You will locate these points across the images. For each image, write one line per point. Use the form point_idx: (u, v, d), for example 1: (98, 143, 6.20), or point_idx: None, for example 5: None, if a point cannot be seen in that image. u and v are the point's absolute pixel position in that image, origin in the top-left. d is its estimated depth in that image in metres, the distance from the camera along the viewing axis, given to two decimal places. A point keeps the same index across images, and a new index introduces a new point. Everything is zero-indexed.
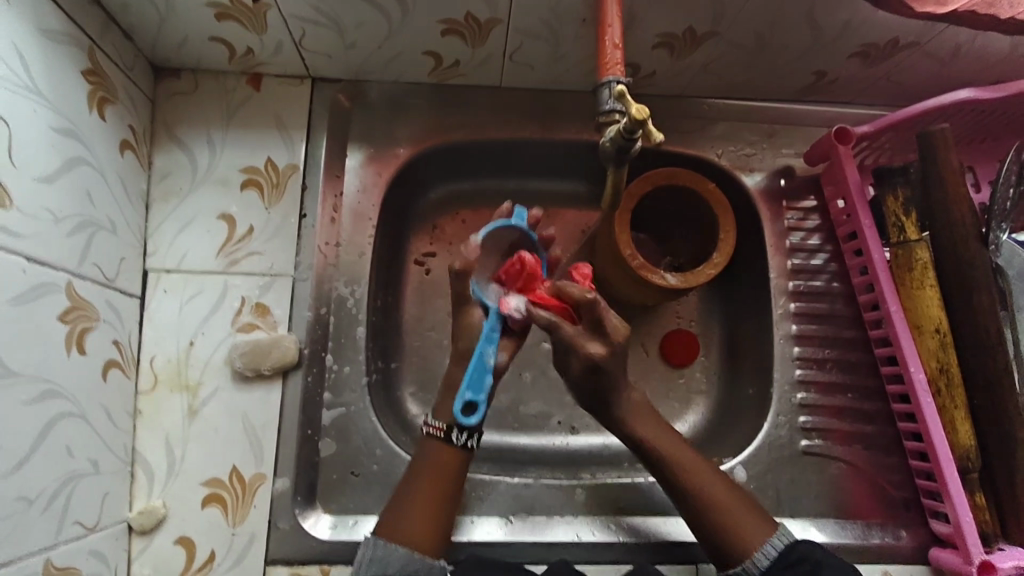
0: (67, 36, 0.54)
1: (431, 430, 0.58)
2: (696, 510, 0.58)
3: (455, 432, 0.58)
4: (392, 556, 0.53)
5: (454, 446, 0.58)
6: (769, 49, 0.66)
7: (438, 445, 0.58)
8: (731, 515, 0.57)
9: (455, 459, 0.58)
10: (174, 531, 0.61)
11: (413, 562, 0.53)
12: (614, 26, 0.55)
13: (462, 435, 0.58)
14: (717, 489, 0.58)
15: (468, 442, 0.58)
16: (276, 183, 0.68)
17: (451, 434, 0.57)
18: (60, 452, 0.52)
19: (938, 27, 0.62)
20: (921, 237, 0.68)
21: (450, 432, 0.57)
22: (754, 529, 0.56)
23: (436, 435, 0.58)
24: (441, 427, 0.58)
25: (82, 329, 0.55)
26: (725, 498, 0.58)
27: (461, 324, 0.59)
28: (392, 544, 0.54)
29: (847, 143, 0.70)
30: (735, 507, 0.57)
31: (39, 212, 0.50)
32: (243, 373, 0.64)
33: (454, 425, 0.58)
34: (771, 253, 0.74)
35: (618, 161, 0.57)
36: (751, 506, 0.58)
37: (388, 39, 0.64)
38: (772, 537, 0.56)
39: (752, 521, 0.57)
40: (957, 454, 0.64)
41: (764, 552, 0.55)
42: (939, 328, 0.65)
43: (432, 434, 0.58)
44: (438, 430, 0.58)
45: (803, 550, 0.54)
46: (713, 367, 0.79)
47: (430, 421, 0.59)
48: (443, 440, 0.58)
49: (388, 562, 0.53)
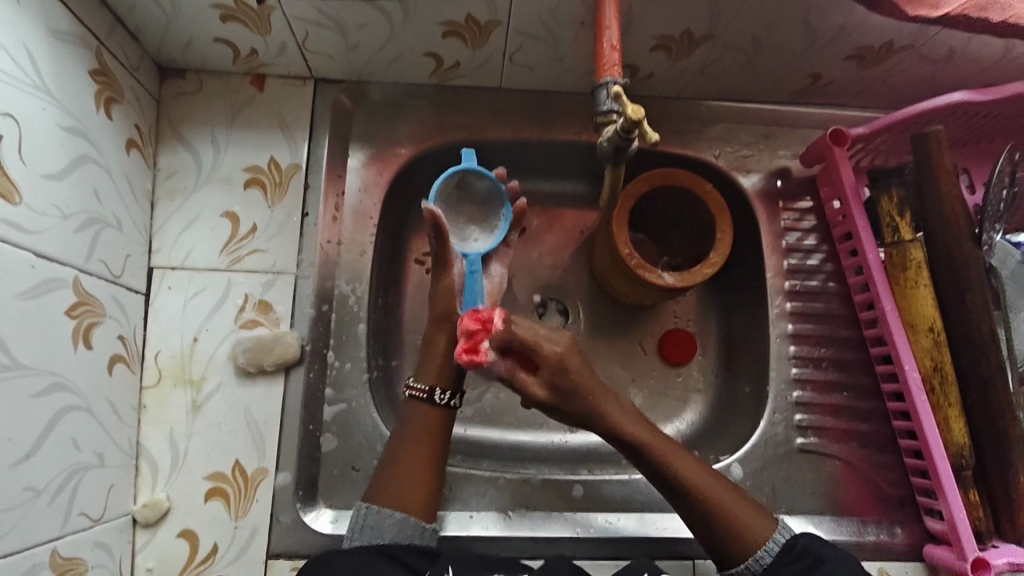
0: (75, 37, 0.55)
1: (414, 393, 0.62)
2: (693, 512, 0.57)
3: (437, 391, 0.61)
4: (386, 524, 0.56)
5: (437, 405, 0.61)
6: (765, 51, 0.67)
7: (432, 422, 0.61)
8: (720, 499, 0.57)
9: (441, 423, 0.61)
10: (177, 523, 0.62)
11: (407, 528, 0.56)
12: (612, 28, 0.56)
13: (445, 394, 0.61)
14: (702, 473, 0.58)
15: (451, 401, 0.62)
16: (279, 182, 0.69)
17: (433, 394, 0.61)
18: (67, 445, 0.53)
19: (932, 30, 0.63)
20: (915, 237, 0.68)
21: (432, 392, 0.61)
22: (745, 508, 0.57)
23: (418, 397, 0.61)
24: (424, 388, 0.61)
25: (89, 324, 0.56)
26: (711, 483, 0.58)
27: (441, 286, 0.64)
28: (386, 510, 0.56)
29: (843, 145, 0.71)
30: (724, 491, 0.58)
31: (48, 209, 0.52)
32: (245, 369, 0.65)
33: (435, 385, 0.61)
34: (768, 253, 0.75)
35: (615, 161, 0.57)
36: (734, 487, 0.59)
37: (390, 41, 0.65)
38: (776, 532, 0.57)
39: (757, 518, 0.57)
40: (951, 452, 0.65)
41: (767, 549, 0.56)
42: (933, 327, 0.66)
43: (414, 396, 0.62)
44: (421, 391, 0.61)
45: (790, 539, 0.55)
46: (710, 365, 0.80)
47: (412, 384, 0.62)
48: (425, 400, 0.61)
49: (383, 529, 0.55)
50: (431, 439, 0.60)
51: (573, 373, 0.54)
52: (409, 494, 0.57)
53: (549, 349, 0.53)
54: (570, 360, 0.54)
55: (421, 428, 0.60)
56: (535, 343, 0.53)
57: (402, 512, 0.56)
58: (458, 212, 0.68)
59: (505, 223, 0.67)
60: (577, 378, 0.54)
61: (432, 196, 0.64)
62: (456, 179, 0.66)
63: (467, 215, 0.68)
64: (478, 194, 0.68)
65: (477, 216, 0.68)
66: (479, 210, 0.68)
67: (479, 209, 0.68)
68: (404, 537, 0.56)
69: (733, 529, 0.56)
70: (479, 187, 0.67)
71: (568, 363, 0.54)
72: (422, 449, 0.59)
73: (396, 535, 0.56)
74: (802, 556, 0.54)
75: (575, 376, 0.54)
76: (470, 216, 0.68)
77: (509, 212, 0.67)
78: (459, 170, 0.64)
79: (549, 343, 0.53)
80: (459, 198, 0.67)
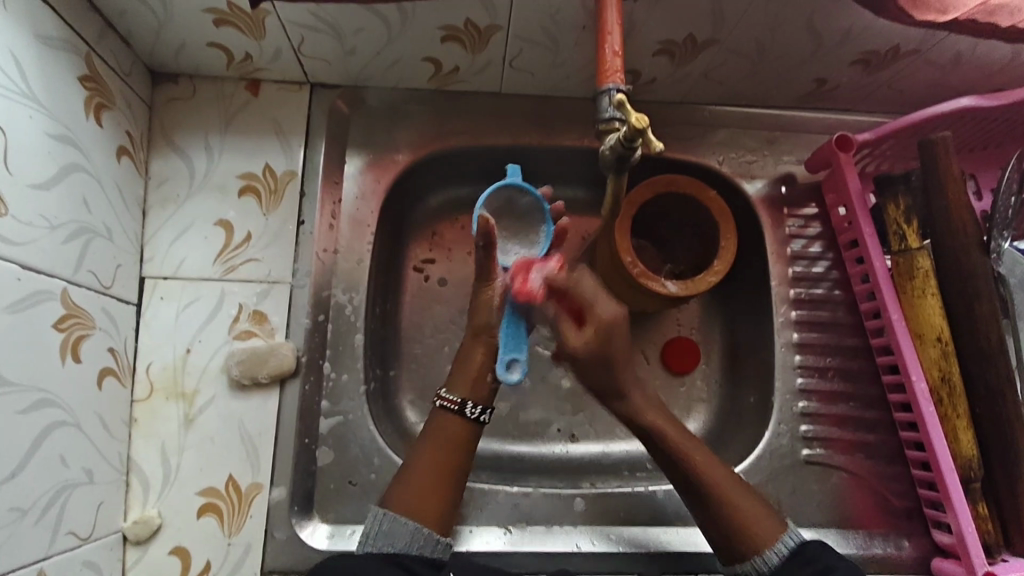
0: (65, 42, 0.54)
1: (443, 402, 0.60)
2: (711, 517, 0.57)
3: (468, 404, 0.59)
4: (398, 531, 0.54)
5: (467, 419, 0.59)
6: (769, 56, 0.66)
7: (437, 435, 0.59)
8: (740, 512, 0.56)
9: (469, 434, 0.59)
10: (169, 541, 0.60)
11: (420, 538, 0.54)
12: (614, 34, 0.54)
13: (477, 409, 0.59)
14: (732, 483, 0.57)
15: (482, 416, 0.59)
16: (275, 190, 0.68)
17: (464, 407, 0.59)
18: (55, 462, 0.51)
19: (939, 35, 0.62)
20: (923, 245, 0.67)
21: (463, 404, 0.59)
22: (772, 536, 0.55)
23: (447, 408, 0.60)
24: (456, 399, 0.59)
25: (78, 337, 0.55)
26: (740, 494, 0.57)
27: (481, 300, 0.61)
28: (402, 518, 0.54)
29: (848, 151, 0.70)
30: (746, 504, 0.56)
31: (35, 219, 0.50)
32: (240, 381, 0.63)
33: (468, 398, 0.60)
34: (772, 261, 0.74)
35: (618, 170, 0.55)
36: (767, 505, 0.57)
37: (387, 46, 0.64)
38: (783, 536, 0.55)
39: (771, 529, 0.55)
40: (959, 464, 0.63)
41: (776, 550, 0.54)
42: (941, 336, 0.65)
43: (443, 407, 0.60)
44: (451, 402, 0.59)
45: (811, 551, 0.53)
46: (714, 374, 0.78)
47: (443, 395, 0.60)
48: (456, 412, 0.59)
49: (396, 536, 0.54)
50: (452, 449, 0.58)
51: (614, 341, 0.55)
52: (425, 506, 0.56)
53: (602, 308, 0.55)
54: (616, 331, 0.55)
55: (440, 438, 0.58)
56: (589, 301, 0.55)
57: (416, 522, 0.55)
58: (500, 227, 0.64)
59: (546, 241, 0.63)
60: (615, 347, 0.55)
61: (479, 206, 0.62)
62: (502, 194, 0.64)
63: (508, 230, 0.64)
64: (520, 209, 0.65)
65: (519, 232, 0.64)
66: (521, 228, 0.65)
67: (519, 228, 0.65)
68: (413, 548, 0.54)
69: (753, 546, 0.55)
70: (523, 203, 0.64)
71: (613, 328, 0.55)
72: (441, 458, 0.58)
73: (409, 544, 0.54)
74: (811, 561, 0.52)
75: (614, 350, 0.55)
76: (512, 232, 0.64)
77: (552, 229, 0.64)
78: (504, 183, 0.63)
79: (605, 302, 0.55)
80: (503, 213, 0.65)
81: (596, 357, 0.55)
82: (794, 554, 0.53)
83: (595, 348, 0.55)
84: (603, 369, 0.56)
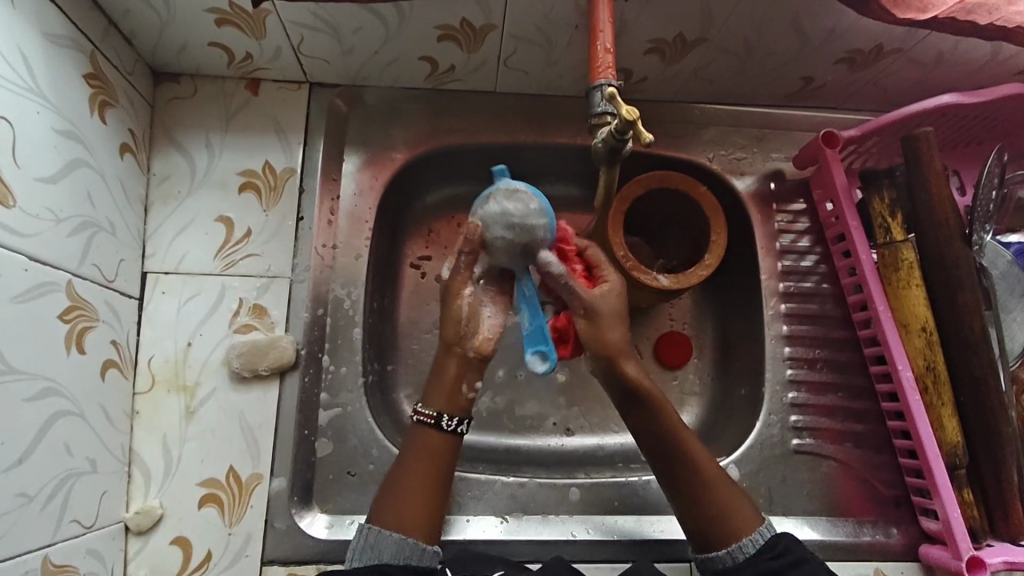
0: (70, 40, 0.55)
1: (420, 417, 0.59)
2: (684, 488, 0.58)
3: (445, 417, 0.59)
4: (383, 543, 0.54)
5: (445, 432, 0.59)
6: (757, 55, 0.68)
7: (430, 433, 0.59)
8: (715, 488, 0.57)
9: (449, 449, 0.59)
10: (170, 531, 0.61)
11: (407, 548, 0.54)
12: (606, 31, 0.56)
13: (453, 420, 0.59)
14: (716, 468, 0.58)
15: (458, 427, 0.59)
16: (274, 186, 0.69)
17: (440, 420, 0.59)
18: (60, 450, 0.52)
19: (920, 34, 0.64)
20: (907, 238, 0.69)
21: (440, 418, 0.59)
22: (747, 515, 0.57)
23: (423, 422, 0.59)
24: (433, 414, 0.59)
25: (82, 328, 0.56)
26: (715, 475, 0.58)
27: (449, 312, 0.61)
28: (385, 530, 0.54)
29: (834, 147, 0.71)
30: (723, 487, 0.58)
31: (40, 212, 0.51)
32: (240, 373, 0.64)
33: (445, 411, 0.59)
34: (761, 255, 0.76)
35: (610, 162, 0.56)
36: (744, 494, 0.59)
37: (385, 45, 0.66)
38: (760, 528, 0.56)
39: (745, 508, 0.57)
40: (945, 451, 0.65)
41: (753, 539, 0.55)
42: (925, 326, 0.66)
43: (420, 421, 0.59)
44: (428, 416, 0.59)
45: (787, 544, 0.54)
46: (706, 367, 0.80)
47: (419, 409, 0.60)
48: (433, 426, 0.59)
49: (381, 549, 0.53)
50: (432, 462, 0.58)
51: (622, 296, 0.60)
52: (413, 512, 0.56)
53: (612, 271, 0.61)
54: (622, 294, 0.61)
55: (421, 450, 0.58)
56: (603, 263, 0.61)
57: (402, 534, 0.54)
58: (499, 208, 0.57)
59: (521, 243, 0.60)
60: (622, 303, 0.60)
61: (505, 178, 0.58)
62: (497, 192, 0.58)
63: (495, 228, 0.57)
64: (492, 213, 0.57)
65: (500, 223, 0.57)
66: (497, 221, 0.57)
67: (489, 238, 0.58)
68: (401, 558, 0.53)
69: (727, 529, 0.56)
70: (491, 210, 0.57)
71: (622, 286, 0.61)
72: (425, 475, 0.57)
73: (395, 555, 0.53)
74: (785, 554, 0.53)
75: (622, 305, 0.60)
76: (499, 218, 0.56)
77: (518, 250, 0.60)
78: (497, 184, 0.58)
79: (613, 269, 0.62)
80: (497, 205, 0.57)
81: (613, 308, 0.59)
82: (767, 547, 0.54)
83: (611, 298, 0.59)
84: (609, 332, 0.58)
